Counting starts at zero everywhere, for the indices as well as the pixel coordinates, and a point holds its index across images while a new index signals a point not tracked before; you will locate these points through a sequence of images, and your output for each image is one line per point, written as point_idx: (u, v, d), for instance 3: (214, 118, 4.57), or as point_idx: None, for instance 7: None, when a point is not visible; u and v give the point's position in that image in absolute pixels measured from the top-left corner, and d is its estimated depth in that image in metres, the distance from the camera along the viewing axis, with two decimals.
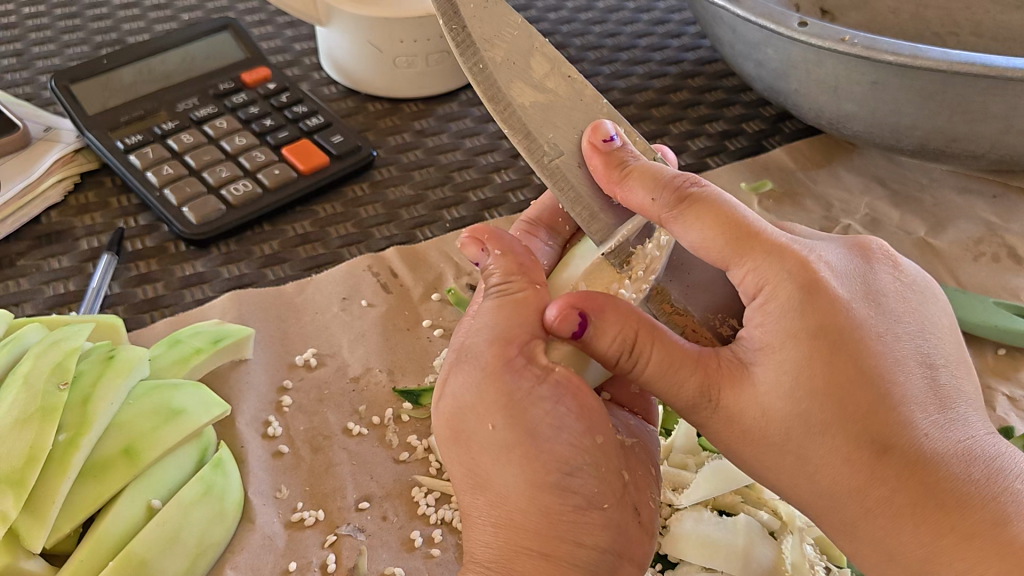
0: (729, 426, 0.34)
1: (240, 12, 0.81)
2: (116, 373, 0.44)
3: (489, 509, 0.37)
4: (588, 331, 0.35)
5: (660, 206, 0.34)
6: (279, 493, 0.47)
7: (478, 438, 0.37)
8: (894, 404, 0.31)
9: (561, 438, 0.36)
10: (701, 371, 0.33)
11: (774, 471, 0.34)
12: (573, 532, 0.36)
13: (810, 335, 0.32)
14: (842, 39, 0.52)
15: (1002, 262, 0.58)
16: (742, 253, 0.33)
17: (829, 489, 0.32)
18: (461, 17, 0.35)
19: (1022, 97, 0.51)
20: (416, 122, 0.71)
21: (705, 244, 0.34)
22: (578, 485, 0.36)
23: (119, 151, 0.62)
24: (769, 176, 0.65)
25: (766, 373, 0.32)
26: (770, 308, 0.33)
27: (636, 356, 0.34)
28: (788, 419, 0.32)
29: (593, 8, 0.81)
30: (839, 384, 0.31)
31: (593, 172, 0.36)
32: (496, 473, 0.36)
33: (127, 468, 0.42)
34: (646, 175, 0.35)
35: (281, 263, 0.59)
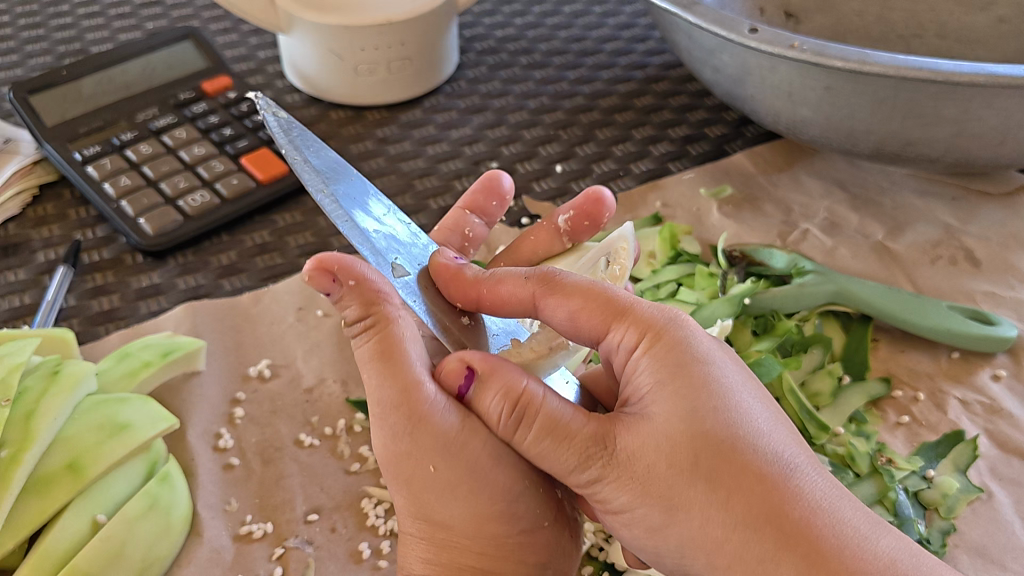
0: (626, 471, 0.33)
1: (204, 21, 0.80)
2: (59, 389, 0.44)
3: (428, 534, 0.38)
4: (472, 389, 0.36)
5: (531, 284, 0.36)
6: (229, 506, 0.47)
7: (414, 475, 0.36)
8: (778, 438, 0.33)
9: (502, 470, 0.36)
10: (592, 425, 0.34)
11: (670, 518, 0.32)
12: (513, 556, 0.37)
13: (693, 371, 0.33)
14: (792, 45, 0.51)
15: (959, 265, 0.58)
16: (618, 313, 0.35)
17: (730, 529, 0.31)
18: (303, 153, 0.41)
19: (973, 101, 0.51)
20: (378, 130, 0.71)
21: (583, 312, 0.35)
22: (516, 510, 0.37)
23: (77, 163, 0.62)
24: (729, 181, 0.65)
25: (660, 409, 0.33)
26: (654, 355, 0.34)
27: (520, 413, 0.34)
28: (688, 446, 0.32)
29: (559, 13, 0.81)
30: (728, 414, 0.32)
31: (456, 285, 0.38)
32: (438, 506, 0.36)
33: (71, 483, 0.42)
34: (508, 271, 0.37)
35: (238, 274, 0.59)
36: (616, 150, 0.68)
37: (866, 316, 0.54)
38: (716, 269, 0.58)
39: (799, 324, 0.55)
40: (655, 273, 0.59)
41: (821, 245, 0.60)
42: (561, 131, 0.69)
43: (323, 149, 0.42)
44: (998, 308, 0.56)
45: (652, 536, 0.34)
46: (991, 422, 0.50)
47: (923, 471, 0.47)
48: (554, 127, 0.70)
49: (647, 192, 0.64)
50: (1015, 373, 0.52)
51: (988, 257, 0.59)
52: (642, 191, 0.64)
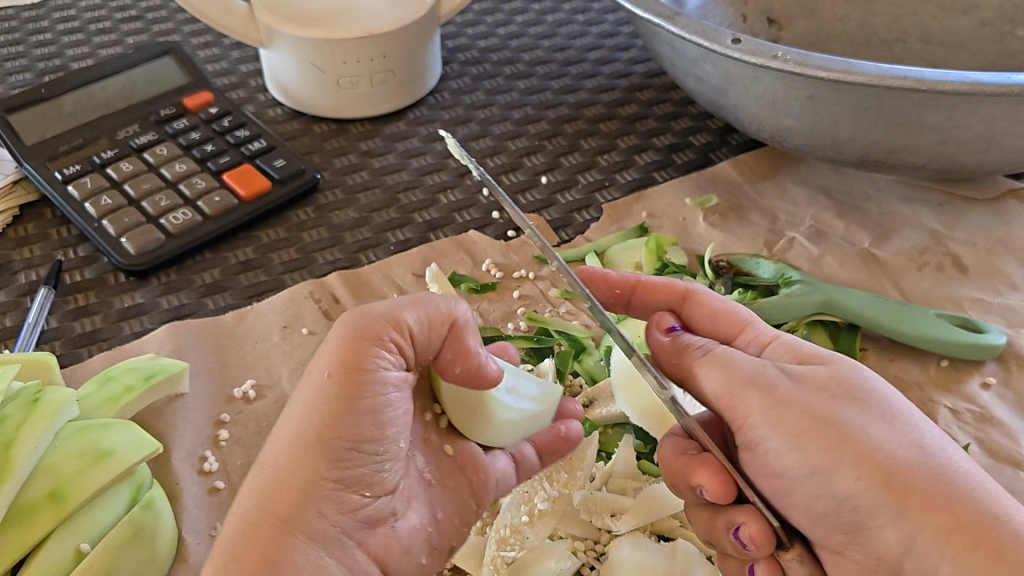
0: (804, 392, 0.36)
1: (185, 35, 0.80)
2: (40, 417, 0.43)
3: (269, 460, 0.34)
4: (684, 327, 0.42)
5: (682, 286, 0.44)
6: (214, 530, 0.46)
7: (308, 381, 0.35)
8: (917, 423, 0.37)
9: (377, 414, 0.35)
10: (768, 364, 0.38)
11: (846, 432, 0.35)
12: (332, 502, 0.33)
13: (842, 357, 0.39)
14: (774, 55, 0.51)
15: (946, 272, 0.58)
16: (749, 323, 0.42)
17: (906, 449, 0.34)
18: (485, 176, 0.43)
19: (956, 109, 0.51)
20: (362, 143, 0.70)
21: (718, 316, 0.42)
22: (364, 458, 0.34)
23: (58, 183, 0.61)
24: (715, 191, 0.65)
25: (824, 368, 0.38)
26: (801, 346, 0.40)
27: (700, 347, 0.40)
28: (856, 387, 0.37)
29: (542, 22, 0.81)
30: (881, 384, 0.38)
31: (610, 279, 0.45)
32: (297, 419, 0.34)
33: (53, 512, 0.42)
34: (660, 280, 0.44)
35: (222, 292, 0.59)
36: (601, 160, 0.67)
37: (854, 325, 0.54)
38: (702, 281, 0.57)
39: (787, 334, 0.54)
40: None
41: (808, 253, 0.60)
42: (546, 142, 0.69)
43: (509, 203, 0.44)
44: (986, 314, 0.56)
45: (810, 462, 0.35)
46: (981, 431, 0.50)
47: None
48: (539, 137, 0.69)
49: (633, 202, 0.64)
50: (1004, 381, 0.52)
51: (975, 263, 0.59)
52: (627, 202, 0.64)
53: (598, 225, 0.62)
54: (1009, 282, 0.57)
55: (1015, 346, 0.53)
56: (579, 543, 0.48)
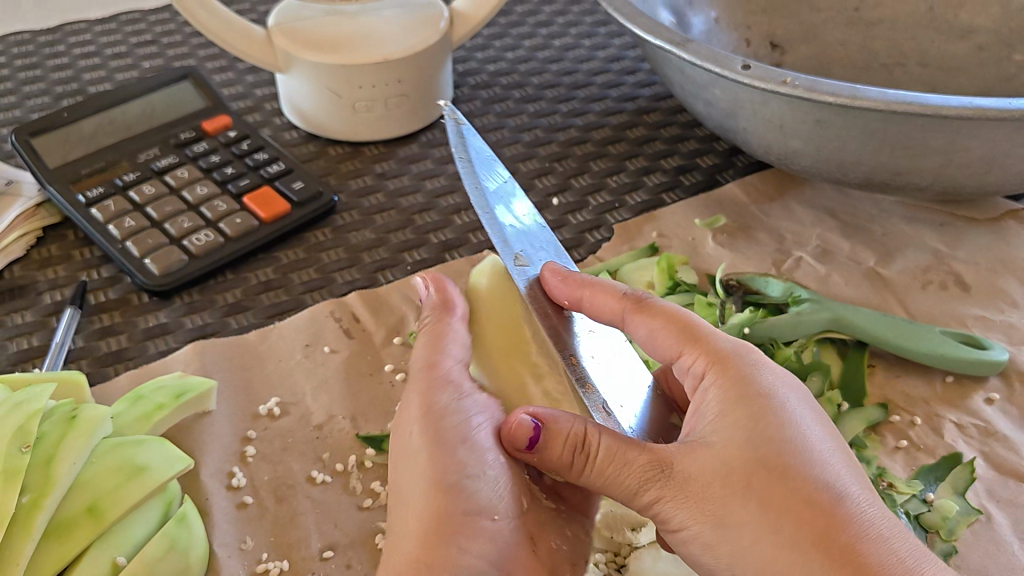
0: (680, 491, 0.35)
1: (201, 59, 0.82)
2: (78, 433, 0.45)
3: (400, 521, 0.40)
4: (541, 440, 0.39)
5: (625, 301, 0.43)
6: (245, 544, 0.47)
7: (404, 454, 0.42)
8: (819, 466, 0.35)
9: (462, 448, 0.41)
10: (648, 450, 0.36)
11: (723, 541, 0.35)
12: (467, 536, 0.39)
13: (747, 404, 0.37)
14: (784, 81, 0.53)
15: (950, 290, 0.60)
16: (691, 341, 0.40)
17: (773, 548, 0.33)
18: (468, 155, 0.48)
19: (959, 132, 0.53)
20: (377, 165, 0.72)
21: (659, 338, 0.41)
22: (470, 489, 0.40)
23: (81, 206, 0.62)
24: (723, 212, 0.66)
25: (717, 436, 0.36)
26: (716, 388, 0.38)
27: (587, 449, 0.37)
28: (733, 469, 0.35)
29: (549, 46, 0.83)
30: (774, 441, 0.36)
31: (556, 289, 0.44)
32: (410, 482, 0.40)
33: (90, 527, 0.43)
34: (609, 287, 0.43)
35: (244, 311, 0.60)
36: (611, 181, 0.69)
37: (861, 342, 0.56)
38: (714, 300, 0.59)
39: (799, 351, 0.55)
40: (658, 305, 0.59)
41: (815, 272, 0.61)
42: (556, 163, 0.70)
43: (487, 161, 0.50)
44: (989, 331, 0.57)
45: (707, 558, 0.36)
46: (985, 445, 0.51)
47: (923, 494, 0.48)
48: (550, 159, 0.71)
49: (643, 223, 0.65)
50: (1007, 396, 0.54)
51: (976, 281, 0.61)
52: (638, 222, 0.65)
53: (610, 244, 0.64)
54: (1010, 300, 0.59)
55: (1017, 362, 0.55)
56: (600, 555, 0.49)
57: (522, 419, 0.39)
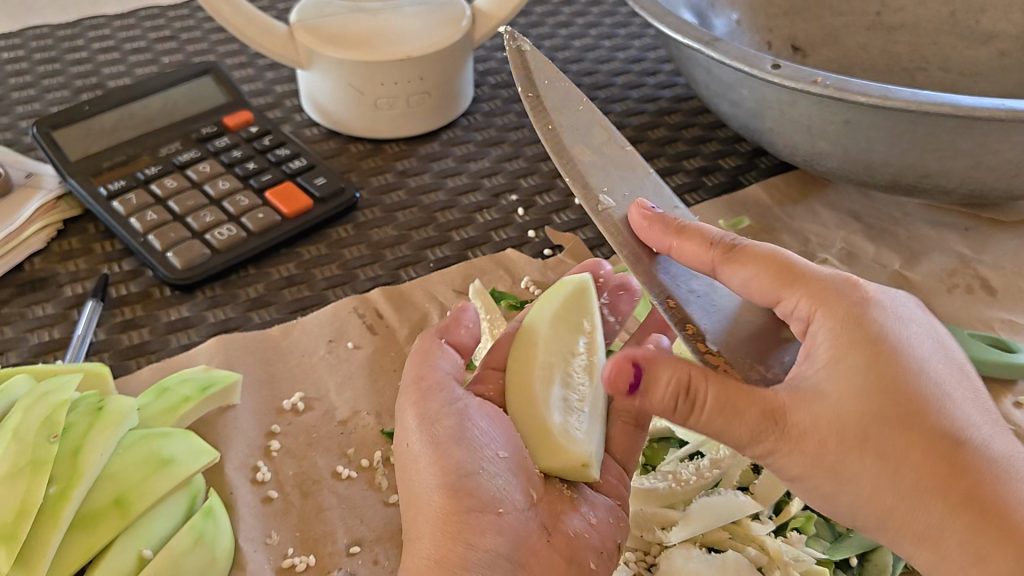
0: (798, 442, 0.35)
1: (220, 55, 0.81)
2: (105, 424, 0.44)
3: (413, 525, 0.40)
4: (642, 383, 0.38)
5: (714, 251, 0.41)
6: (270, 539, 0.47)
7: (406, 457, 0.42)
8: (943, 406, 0.35)
9: (464, 445, 0.41)
10: (760, 397, 0.36)
11: (847, 487, 0.35)
12: (475, 533, 0.39)
13: (864, 346, 0.36)
14: (814, 80, 0.53)
15: (976, 294, 0.60)
16: (791, 281, 0.39)
17: (899, 495, 0.34)
18: (536, 87, 0.46)
19: (989, 134, 0.52)
20: (398, 163, 0.71)
21: (753, 282, 0.40)
22: (476, 487, 0.40)
23: (103, 198, 0.62)
24: (747, 213, 0.66)
25: (832, 380, 0.36)
26: (826, 327, 0.37)
27: (692, 397, 0.36)
28: (852, 417, 0.34)
29: (569, 47, 0.83)
30: (895, 382, 0.35)
31: (645, 232, 0.42)
32: (415, 487, 0.40)
33: (117, 519, 0.42)
34: (695, 235, 0.41)
35: (267, 306, 0.60)
36: None
37: None
38: None
39: None
40: None
41: None
42: None
43: (557, 83, 0.47)
44: (1016, 335, 0.57)
45: (831, 497, 0.36)
46: None
47: None
48: None
49: None
50: None
51: (1002, 285, 0.60)
52: None
53: None
54: None
55: None
56: (629, 553, 0.49)
57: (624, 365, 0.37)
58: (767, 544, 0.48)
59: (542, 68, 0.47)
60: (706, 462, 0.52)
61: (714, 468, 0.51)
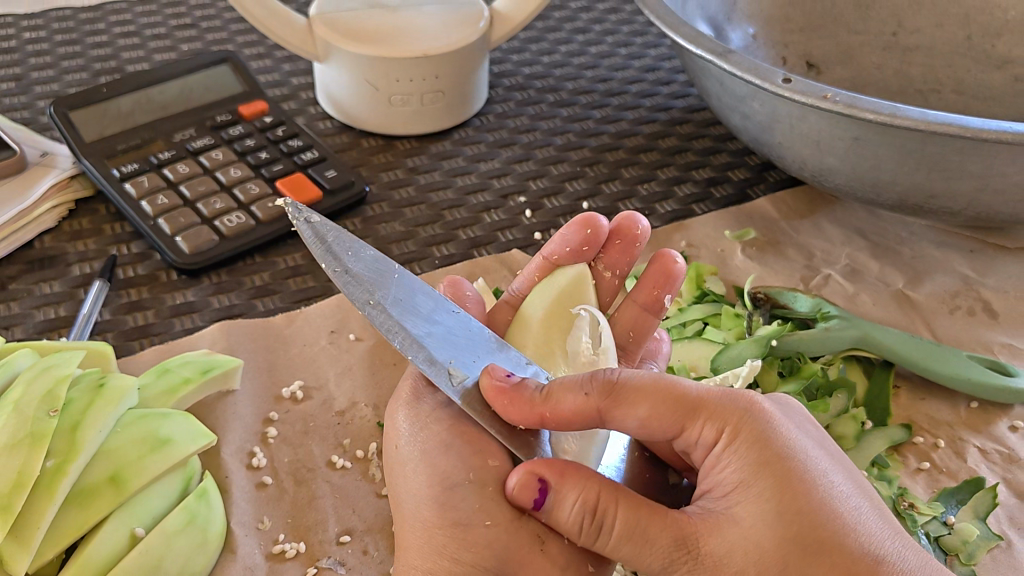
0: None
1: (239, 46, 0.82)
2: (106, 401, 0.45)
3: (404, 536, 0.40)
4: (548, 497, 0.37)
5: (594, 399, 0.36)
6: (261, 524, 0.48)
7: (398, 463, 0.42)
8: (864, 520, 0.34)
9: (453, 457, 0.40)
10: (671, 529, 0.35)
11: None
12: (459, 547, 0.38)
13: (781, 465, 0.34)
14: (825, 96, 0.53)
15: (977, 316, 0.60)
16: (689, 408, 0.36)
17: None
18: (344, 262, 0.40)
19: (998, 157, 0.52)
20: (408, 160, 0.72)
21: (650, 415, 0.36)
22: (461, 500, 0.39)
23: (115, 180, 0.62)
24: (752, 225, 0.66)
25: (744, 511, 0.34)
26: (735, 451, 0.35)
27: (600, 521, 0.36)
28: (775, 553, 0.33)
29: (585, 53, 0.83)
30: (816, 508, 0.34)
31: (515, 411, 0.37)
32: (404, 494, 0.41)
33: (112, 496, 0.43)
34: (567, 381, 0.37)
35: (271, 295, 0.60)
36: (640, 189, 0.69)
37: (887, 362, 0.56)
38: (742, 310, 0.59)
39: (824, 367, 0.55)
40: (681, 312, 0.60)
41: (843, 290, 0.62)
42: (587, 169, 0.71)
43: (363, 249, 0.41)
44: (1014, 359, 0.57)
45: None
46: (1008, 472, 0.51)
47: (943, 517, 0.48)
48: (581, 164, 0.71)
49: (673, 231, 0.65)
50: None
51: (1005, 310, 0.60)
52: (668, 230, 0.65)
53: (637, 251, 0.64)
54: None
55: None
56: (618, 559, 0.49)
57: (531, 480, 0.37)
58: None
59: (338, 237, 0.40)
60: None
61: None
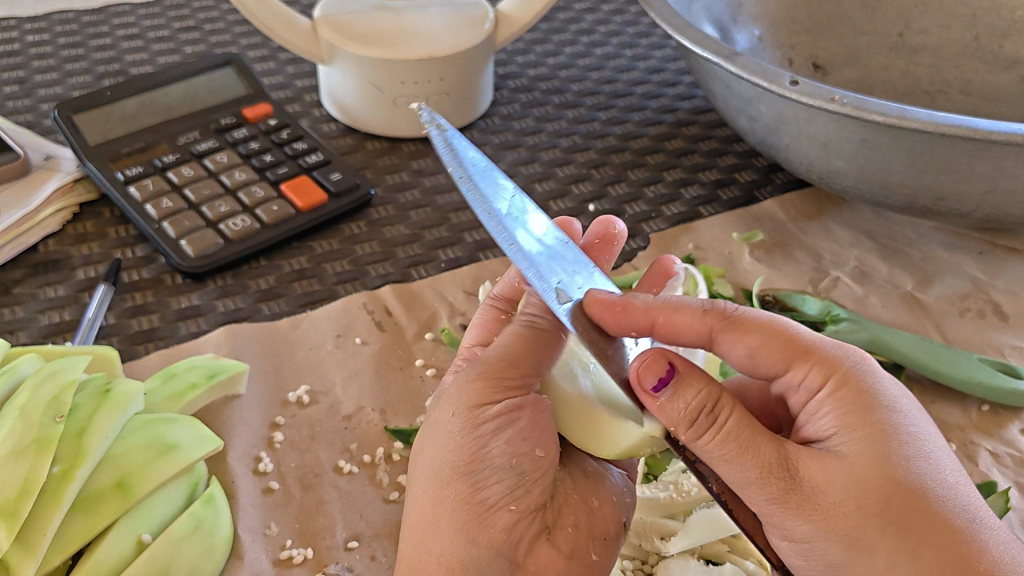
0: (811, 505, 0.32)
1: (242, 48, 0.82)
2: (112, 406, 0.45)
3: (414, 502, 0.38)
4: (667, 387, 0.34)
5: (711, 318, 0.36)
6: (269, 530, 0.47)
7: (436, 426, 0.38)
8: (963, 491, 0.33)
9: (501, 441, 0.37)
10: (775, 451, 0.33)
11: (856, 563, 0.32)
12: (477, 530, 0.36)
13: (890, 413, 0.34)
14: (832, 98, 0.52)
15: (987, 318, 0.60)
16: (801, 350, 0.35)
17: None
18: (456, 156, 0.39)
19: (1007, 159, 0.52)
20: (414, 162, 0.71)
21: (762, 347, 0.35)
22: (493, 484, 0.36)
23: (119, 183, 0.62)
24: (760, 227, 0.66)
25: (848, 447, 0.33)
26: (845, 392, 0.34)
27: (715, 415, 0.34)
28: (878, 489, 0.32)
29: (590, 55, 0.83)
30: (920, 459, 0.33)
31: (632, 317, 0.36)
32: (430, 461, 0.37)
33: (119, 502, 0.42)
34: (682, 304, 0.37)
35: (277, 298, 0.60)
36: (647, 192, 0.69)
37: (899, 365, 0.55)
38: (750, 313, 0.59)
39: None
40: None
41: (852, 293, 0.61)
42: (593, 171, 0.71)
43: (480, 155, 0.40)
44: None
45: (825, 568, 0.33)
46: (1020, 476, 0.51)
47: None
48: (587, 166, 0.71)
49: (680, 234, 0.65)
50: None
51: (1015, 312, 0.60)
52: (675, 232, 0.65)
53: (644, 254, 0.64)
54: None
55: None
56: (627, 562, 0.49)
57: (661, 357, 0.35)
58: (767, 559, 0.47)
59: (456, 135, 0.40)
60: None
61: None
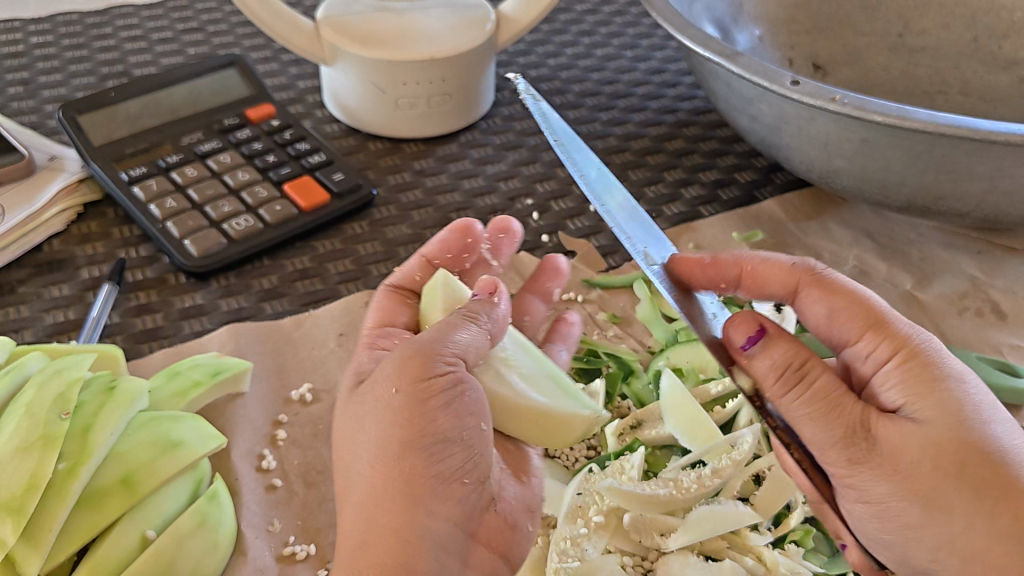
0: (886, 464, 0.35)
1: (245, 49, 0.82)
2: (117, 403, 0.45)
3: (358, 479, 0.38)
4: (755, 347, 0.38)
5: (799, 273, 0.41)
6: (272, 526, 0.48)
7: (380, 403, 0.38)
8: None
9: (448, 416, 0.38)
10: (853, 411, 0.36)
11: (929, 521, 0.35)
12: (432, 500, 0.37)
13: (961, 382, 0.36)
14: (833, 98, 0.53)
15: (985, 318, 0.60)
16: (877, 320, 0.38)
17: (992, 533, 0.34)
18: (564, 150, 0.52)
19: (1005, 159, 0.53)
20: (415, 162, 0.72)
21: (843, 313, 0.39)
22: (447, 456, 0.38)
23: (124, 183, 0.63)
24: (760, 227, 0.66)
25: (920, 410, 0.36)
26: (918, 361, 0.37)
27: (799, 374, 0.37)
28: (948, 450, 0.34)
29: (591, 56, 0.83)
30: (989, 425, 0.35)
31: (708, 273, 0.43)
32: (372, 437, 0.37)
33: (124, 498, 0.43)
34: (772, 262, 0.42)
35: (280, 297, 0.60)
36: (647, 191, 0.69)
37: None
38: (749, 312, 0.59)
39: None
40: None
41: None
42: None
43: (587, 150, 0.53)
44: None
45: (902, 525, 0.36)
46: None
47: None
48: None
49: (680, 233, 0.65)
50: None
51: (1013, 311, 0.60)
52: (676, 232, 0.65)
53: None
54: None
55: None
56: (627, 557, 0.49)
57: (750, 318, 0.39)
58: (765, 556, 0.47)
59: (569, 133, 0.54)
60: (707, 470, 0.49)
61: (715, 476, 0.49)
